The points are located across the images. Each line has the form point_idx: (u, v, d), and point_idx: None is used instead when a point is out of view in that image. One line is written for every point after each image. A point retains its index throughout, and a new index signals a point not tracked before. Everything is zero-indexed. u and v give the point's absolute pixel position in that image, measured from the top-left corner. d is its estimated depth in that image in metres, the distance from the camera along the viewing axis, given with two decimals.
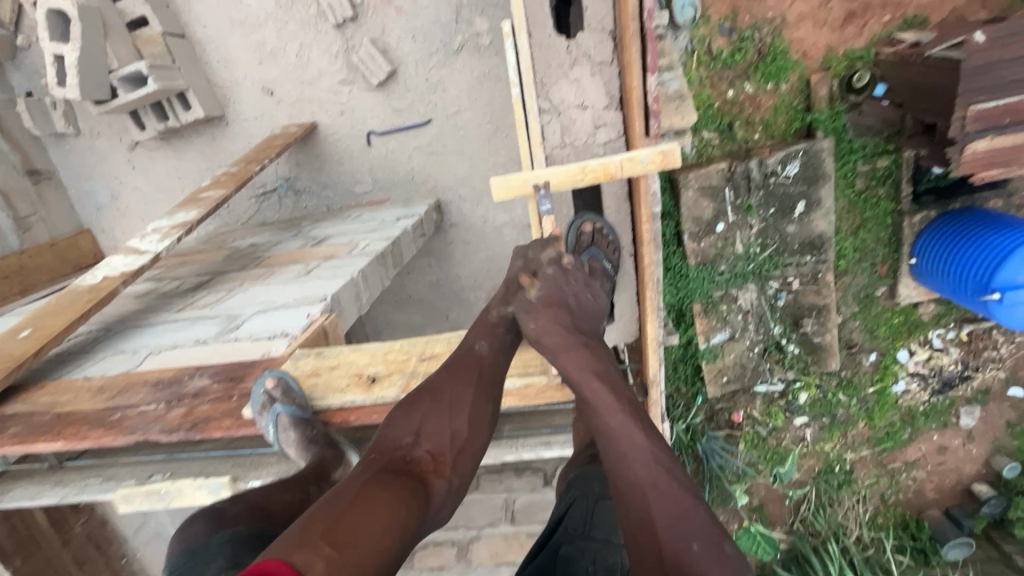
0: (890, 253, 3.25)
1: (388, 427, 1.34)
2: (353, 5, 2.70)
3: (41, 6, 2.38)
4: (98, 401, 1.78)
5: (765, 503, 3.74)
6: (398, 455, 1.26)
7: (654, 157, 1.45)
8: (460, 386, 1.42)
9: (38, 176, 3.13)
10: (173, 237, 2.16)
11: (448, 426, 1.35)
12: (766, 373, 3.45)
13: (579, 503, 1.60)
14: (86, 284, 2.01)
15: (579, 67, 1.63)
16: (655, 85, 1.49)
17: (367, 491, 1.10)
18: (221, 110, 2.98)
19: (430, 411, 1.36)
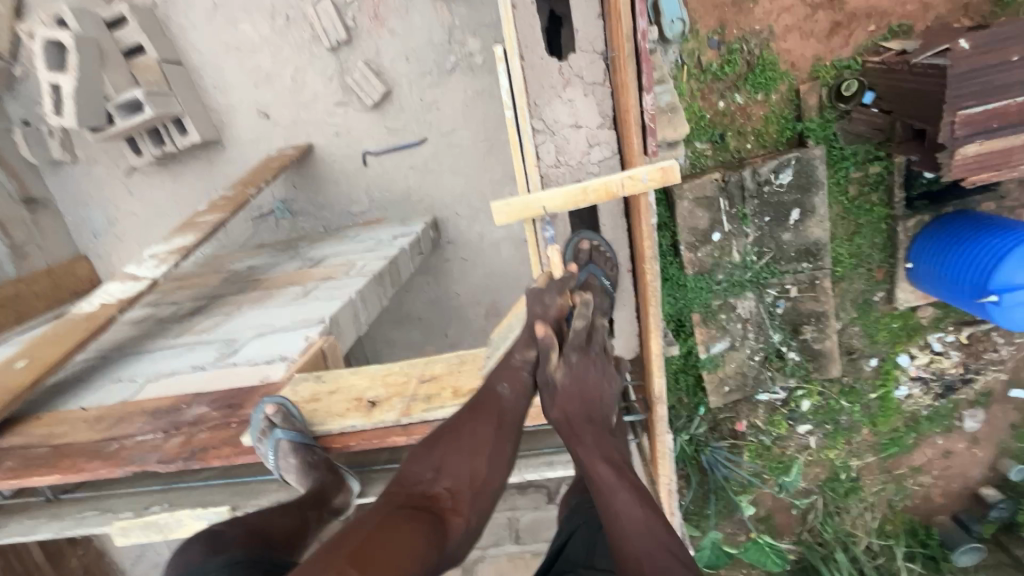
0: (886, 258, 3.26)
1: (410, 462, 1.37)
2: (347, 29, 2.75)
3: (37, 36, 2.41)
4: (96, 431, 1.76)
5: (772, 513, 3.70)
6: (417, 492, 1.29)
7: (654, 174, 1.46)
8: (480, 427, 1.43)
9: (34, 204, 3.14)
10: (170, 262, 2.15)
11: (467, 466, 1.36)
12: (767, 382, 3.43)
13: (582, 531, 1.53)
14: (82, 312, 2.00)
15: (572, 88, 1.67)
16: (651, 103, 1.52)
17: (388, 521, 1.14)
18: (217, 134, 2.99)
19: (449, 449, 1.37)
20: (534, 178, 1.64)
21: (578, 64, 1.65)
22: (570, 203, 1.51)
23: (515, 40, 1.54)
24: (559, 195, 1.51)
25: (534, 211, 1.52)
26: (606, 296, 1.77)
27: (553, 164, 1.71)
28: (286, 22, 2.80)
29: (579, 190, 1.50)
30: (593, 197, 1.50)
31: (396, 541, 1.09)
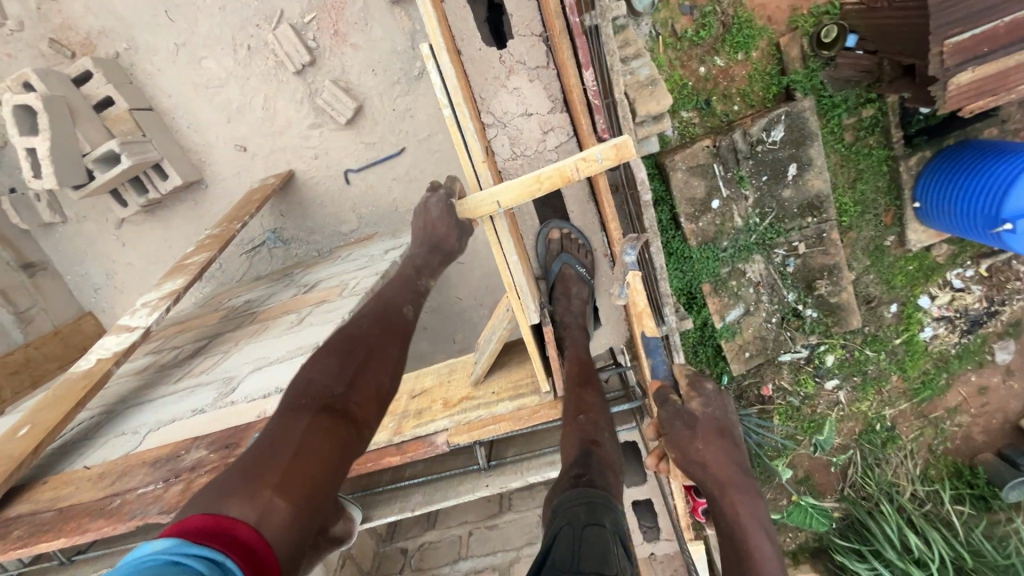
0: (892, 201, 3.20)
1: (318, 373, 1.31)
2: (309, 50, 2.74)
3: (6, 104, 2.44)
4: (99, 489, 1.77)
5: (811, 474, 3.67)
6: (331, 397, 1.26)
7: (608, 152, 1.40)
8: (387, 343, 1.47)
9: (32, 268, 3.17)
10: (162, 309, 2.17)
11: (378, 378, 1.38)
12: (789, 342, 3.38)
13: (565, 534, 1.29)
14: (80, 370, 2.00)
15: (516, 76, 1.70)
16: (592, 81, 1.55)
17: (307, 441, 1.14)
18: (198, 174, 3.01)
19: (358, 364, 1.37)
20: (485, 173, 1.54)
21: (519, 50, 1.68)
22: (525, 194, 1.50)
23: (439, 32, 1.39)
24: (511, 191, 1.50)
25: (493, 207, 1.53)
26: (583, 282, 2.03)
27: (510, 157, 1.82)
28: (249, 52, 2.79)
29: (531, 181, 1.48)
30: (549, 184, 1.46)
31: (317, 457, 1.12)
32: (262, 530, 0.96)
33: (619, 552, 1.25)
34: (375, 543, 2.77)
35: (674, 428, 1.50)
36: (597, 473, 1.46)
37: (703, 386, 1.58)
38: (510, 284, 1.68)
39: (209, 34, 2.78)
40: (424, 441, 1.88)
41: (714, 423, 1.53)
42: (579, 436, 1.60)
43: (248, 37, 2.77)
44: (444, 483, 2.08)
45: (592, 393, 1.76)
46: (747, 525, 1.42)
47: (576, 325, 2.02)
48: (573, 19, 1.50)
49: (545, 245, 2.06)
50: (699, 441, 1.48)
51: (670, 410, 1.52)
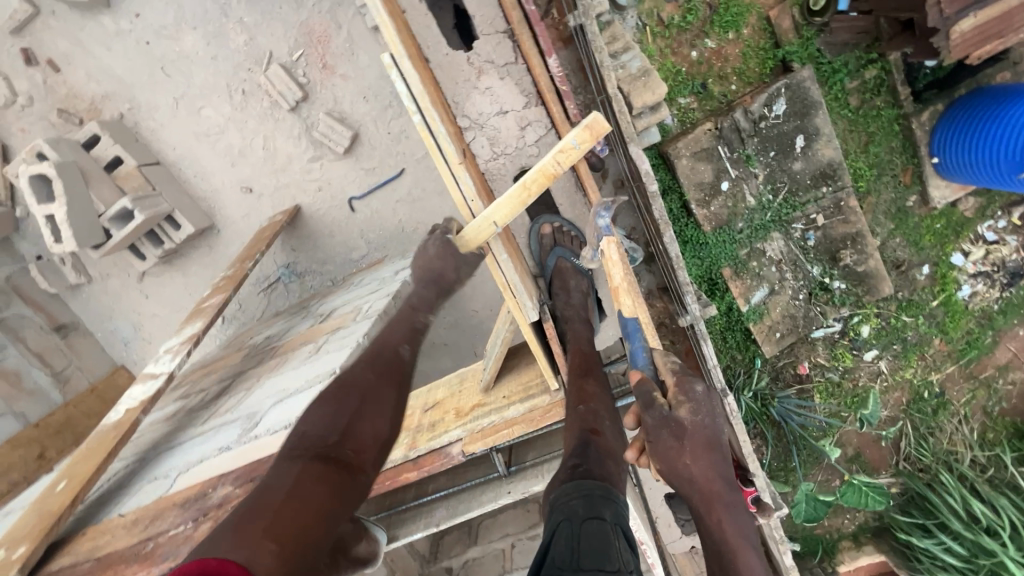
0: (909, 158, 3.10)
1: (314, 421, 1.44)
2: (301, 86, 2.81)
3: (22, 175, 2.56)
4: (134, 534, 1.78)
5: (861, 451, 3.56)
6: (325, 446, 1.37)
7: (582, 135, 1.38)
8: (383, 387, 1.58)
9: (64, 329, 3.27)
10: (184, 353, 2.24)
11: (371, 427, 1.50)
12: (820, 317, 3.27)
13: (564, 529, 1.29)
14: (110, 421, 2.04)
15: (486, 76, 1.84)
16: (555, 67, 1.69)
17: (300, 486, 1.24)
18: (209, 220, 3.08)
19: (353, 411, 1.48)
20: (465, 176, 1.52)
21: (485, 50, 1.81)
22: (515, 207, 1.51)
23: (400, 42, 1.43)
24: (501, 207, 1.52)
25: (491, 229, 1.58)
26: (579, 273, 2.06)
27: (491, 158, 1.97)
28: (243, 95, 2.87)
29: (518, 191, 1.49)
30: (536, 186, 1.47)
31: (309, 503, 1.22)
32: (252, 570, 1.03)
33: (620, 545, 1.26)
34: (419, 565, 2.77)
35: (662, 438, 1.45)
36: (595, 463, 1.46)
37: (692, 389, 1.49)
38: (505, 283, 1.70)
39: (204, 84, 2.87)
40: (440, 453, 1.91)
41: (704, 434, 1.46)
42: (579, 425, 1.58)
43: (242, 82, 2.85)
44: (466, 496, 2.11)
45: (594, 383, 1.71)
46: (732, 541, 1.42)
47: (579, 317, 1.97)
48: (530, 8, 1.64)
49: (539, 241, 2.11)
50: (686, 454, 1.44)
51: (657, 416, 1.47)
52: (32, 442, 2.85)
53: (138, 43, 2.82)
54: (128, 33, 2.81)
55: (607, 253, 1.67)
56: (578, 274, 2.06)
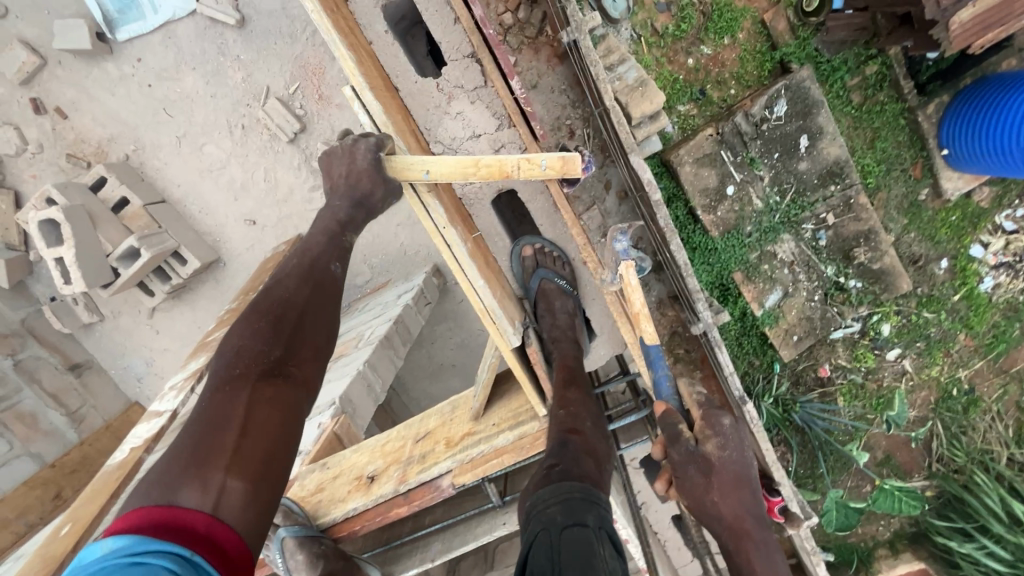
0: (918, 152, 3.05)
1: (249, 339, 1.37)
2: (298, 118, 2.87)
3: (32, 221, 2.63)
4: None
5: (891, 453, 3.41)
6: (269, 363, 1.35)
7: (552, 163, 1.37)
8: (324, 297, 1.53)
9: (78, 368, 3.30)
10: (187, 389, 2.25)
11: (313, 336, 1.47)
12: (838, 318, 3.19)
13: (542, 538, 1.28)
14: (115, 461, 2.05)
15: (457, 101, 2.01)
16: (518, 89, 1.71)
17: (253, 413, 1.25)
18: (215, 253, 3.13)
19: (293, 323, 1.44)
20: (433, 205, 1.55)
21: (455, 75, 1.98)
22: (457, 173, 1.44)
23: (360, 74, 1.48)
24: (448, 164, 1.45)
25: (420, 173, 1.50)
26: (564, 294, 2.04)
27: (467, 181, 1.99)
28: (244, 130, 2.94)
29: (468, 165, 1.42)
30: (486, 172, 1.42)
31: (263, 426, 1.25)
32: (219, 513, 1.07)
33: (603, 550, 1.26)
34: None
35: (688, 473, 1.60)
36: (572, 462, 1.48)
37: (719, 423, 1.57)
38: (483, 309, 1.67)
39: (206, 122, 2.95)
40: (430, 486, 1.88)
41: (731, 471, 1.59)
42: (557, 429, 1.60)
43: (241, 117, 2.92)
44: (461, 528, 2.09)
45: (576, 391, 1.73)
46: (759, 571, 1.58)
47: (567, 337, 1.95)
48: (488, 32, 1.68)
49: (521, 262, 2.13)
50: (714, 490, 1.59)
51: (684, 452, 1.58)
52: (47, 483, 2.88)
53: (141, 86, 2.91)
54: (131, 77, 2.90)
55: (627, 278, 1.58)
56: (563, 294, 2.04)
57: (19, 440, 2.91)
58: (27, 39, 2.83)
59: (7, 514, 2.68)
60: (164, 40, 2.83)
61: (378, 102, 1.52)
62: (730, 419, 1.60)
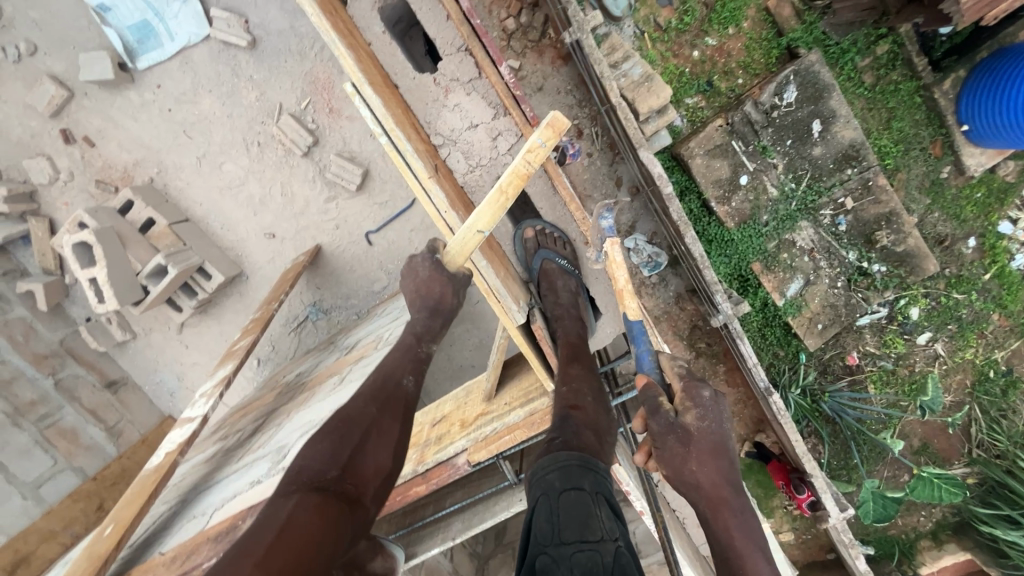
0: (936, 130, 2.98)
1: (314, 456, 1.45)
2: (311, 132, 2.95)
3: (66, 244, 2.76)
4: (172, 570, 1.72)
5: (929, 441, 3.33)
6: (325, 479, 1.39)
7: (546, 134, 1.31)
8: (387, 418, 1.59)
9: (114, 385, 3.42)
10: (216, 396, 2.33)
11: (372, 461, 1.50)
12: (863, 304, 3.12)
13: (543, 504, 1.25)
14: (152, 466, 2.12)
15: (454, 94, 2.07)
16: (507, 73, 1.91)
17: (296, 522, 1.26)
18: (238, 267, 3.21)
19: (355, 443, 1.49)
20: (434, 189, 1.58)
21: (450, 69, 2.04)
22: (497, 211, 1.43)
23: (357, 70, 1.53)
24: (483, 217, 1.45)
25: (479, 239, 1.51)
26: (566, 274, 2.07)
27: (468, 170, 2.17)
28: (259, 147, 3.03)
29: (496, 197, 1.41)
30: (512, 189, 1.40)
31: (301, 537, 1.24)
32: None
33: (602, 513, 1.22)
34: None
35: (666, 444, 1.41)
36: (572, 435, 1.41)
37: (700, 394, 1.45)
38: (487, 289, 1.66)
39: (223, 142, 3.05)
40: (447, 464, 1.96)
41: (711, 441, 1.42)
42: (558, 403, 1.55)
43: (257, 134, 3.01)
44: (481, 507, 2.11)
45: (579, 366, 1.71)
46: (742, 549, 1.34)
47: (570, 316, 1.96)
48: (476, 22, 1.86)
49: (523, 244, 2.18)
50: (694, 461, 1.39)
51: (662, 422, 1.43)
52: (91, 495, 3.00)
53: (161, 111, 3.03)
54: (151, 102, 3.02)
55: (611, 255, 1.61)
56: (565, 275, 2.07)
57: (63, 455, 2.99)
58: (56, 74, 2.97)
59: (53, 527, 2.77)
60: (180, 65, 2.95)
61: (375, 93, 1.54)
62: (709, 388, 1.46)
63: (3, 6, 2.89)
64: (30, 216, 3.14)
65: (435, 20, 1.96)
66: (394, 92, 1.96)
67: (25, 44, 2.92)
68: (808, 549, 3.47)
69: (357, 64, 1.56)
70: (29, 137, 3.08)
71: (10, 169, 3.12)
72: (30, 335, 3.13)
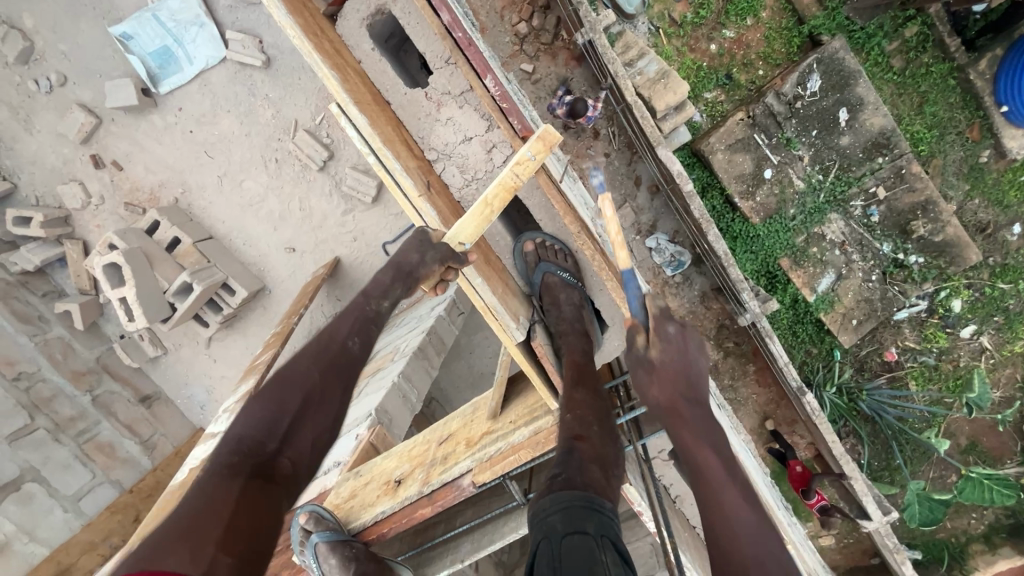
0: (974, 112, 2.84)
1: (253, 428, 1.41)
2: (326, 146, 3.01)
3: (97, 266, 2.88)
4: None
5: (977, 440, 3.15)
6: (263, 457, 1.38)
7: (537, 146, 1.45)
8: (332, 385, 1.51)
9: (148, 400, 3.54)
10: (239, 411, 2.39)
11: (315, 427, 1.47)
12: (900, 298, 2.99)
13: (544, 550, 1.20)
14: (177, 482, 2.18)
15: (446, 107, 2.05)
16: (494, 85, 1.78)
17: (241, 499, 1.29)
18: (261, 282, 3.28)
19: (295, 411, 1.45)
20: (425, 209, 1.68)
21: (441, 83, 2.03)
22: (482, 222, 1.54)
23: (345, 92, 1.60)
24: (465, 229, 1.55)
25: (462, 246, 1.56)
26: (567, 285, 2.06)
27: (464, 184, 2.14)
28: (278, 163, 3.10)
29: (481, 208, 1.52)
30: (498, 200, 1.50)
31: (248, 512, 1.28)
32: None
33: (606, 559, 1.16)
34: None
35: (636, 379, 1.34)
36: (576, 471, 1.37)
37: (666, 326, 1.34)
38: (484, 306, 1.68)
39: (243, 160, 3.13)
40: (452, 486, 1.87)
41: (676, 367, 1.33)
42: (563, 434, 1.51)
43: (275, 151, 3.09)
44: (489, 528, 2.10)
45: (584, 391, 1.65)
46: (706, 469, 1.26)
47: (573, 330, 1.93)
48: (459, 36, 1.73)
49: (523, 258, 2.16)
50: (656, 386, 1.33)
51: (630, 356, 1.35)
52: (128, 507, 3.06)
53: (183, 133, 3.13)
54: (174, 125, 3.12)
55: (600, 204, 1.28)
56: (566, 286, 2.06)
57: (101, 469, 3.08)
58: (85, 102, 3.10)
59: (93, 538, 2.85)
60: (200, 88, 3.04)
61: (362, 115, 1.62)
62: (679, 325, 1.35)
63: (35, 40, 3.04)
64: (66, 240, 3.30)
65: (423, 35, 1.98)
66: (385, 111, 2.00)
67: (56, 76, 3.06)
68: (850, 554, 3.33)
69: (341, 84, 1.63)
70: (62, 164, 3.22)
71: (46, 196, 3.27)
72: (68, 353, 3.27)
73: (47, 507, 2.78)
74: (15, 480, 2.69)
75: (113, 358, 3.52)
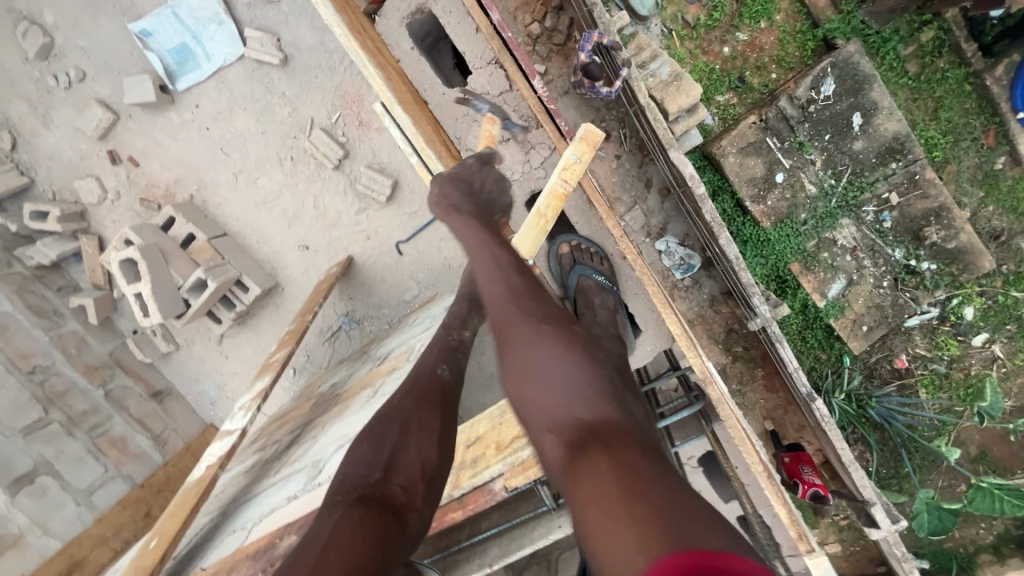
0: (989, 118, 2.82)
1: (354, 461, 1.44)
2: (341, 145, 3.03)
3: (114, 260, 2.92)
4: None
5: (987, 449, 3.13)
6: (369, 485, 1.36)
7: (580, 148, 1.61)
8: (426, 412, 1.55)
9: (160, 395, 3.54)
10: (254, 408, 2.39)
11: (417, 453, 1.47)
12: (912, 305, 2.96)
13: None
14: (194, 478, 2.19)
15: None
16: (541, 88, 1.92)
17: (341, 528, 1.20)
18: (274, 279, 3.29)
19: (395, 440, 1.47)
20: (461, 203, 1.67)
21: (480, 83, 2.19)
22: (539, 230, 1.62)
23: (387, 91, 1.68)
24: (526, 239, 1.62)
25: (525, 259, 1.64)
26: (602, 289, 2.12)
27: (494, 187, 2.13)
28: (292, 161, 3.11)
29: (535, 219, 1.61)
30: (551, 206, 1.62)
31: (350, 539, 1.18)
32: None
33: None
34: None
35: None
36: None
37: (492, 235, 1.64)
38: None
39: (258, 158, 3.14)
40: (482, 490, 1.88)
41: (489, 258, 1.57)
42: None
43: (290, 149, 3.10)
44: (515, 533, 2.10)
45: None
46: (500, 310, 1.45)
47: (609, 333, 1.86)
48: (505, 35, 1.88)
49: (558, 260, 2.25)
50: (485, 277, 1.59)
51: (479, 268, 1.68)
52: (139, 501, 3.08)
53: (199, 130, 3.14)
54: (190, 122, 3.14)
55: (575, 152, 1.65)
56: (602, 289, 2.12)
57: (113, 463, 3.11)
58: (103, 98, 3.13)
59: (105, 532, 2.88)
60: (217, 85, 3.06)
61: (405, 113, 1.71)
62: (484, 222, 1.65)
63: (55, 36, 3.07)
64: (81, 234, 3.31)
65: None
66: (422, 107, 2.07)
67: (74, 71, 3.09)
68: (858, 562, 3.30)
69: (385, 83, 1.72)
70: (80, 159, 3.24)
71: (63, 191, 3.29)
72: (81, 348, 3.30)
73: (61, 501, 2.80)
74: (29, 474, 2.72)
75: (126, 352, 3.54)
